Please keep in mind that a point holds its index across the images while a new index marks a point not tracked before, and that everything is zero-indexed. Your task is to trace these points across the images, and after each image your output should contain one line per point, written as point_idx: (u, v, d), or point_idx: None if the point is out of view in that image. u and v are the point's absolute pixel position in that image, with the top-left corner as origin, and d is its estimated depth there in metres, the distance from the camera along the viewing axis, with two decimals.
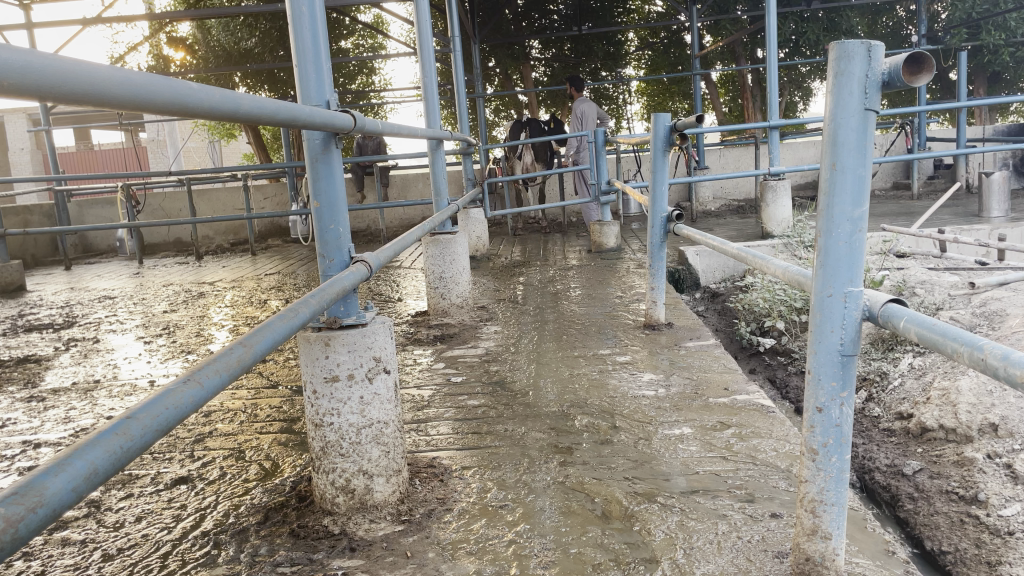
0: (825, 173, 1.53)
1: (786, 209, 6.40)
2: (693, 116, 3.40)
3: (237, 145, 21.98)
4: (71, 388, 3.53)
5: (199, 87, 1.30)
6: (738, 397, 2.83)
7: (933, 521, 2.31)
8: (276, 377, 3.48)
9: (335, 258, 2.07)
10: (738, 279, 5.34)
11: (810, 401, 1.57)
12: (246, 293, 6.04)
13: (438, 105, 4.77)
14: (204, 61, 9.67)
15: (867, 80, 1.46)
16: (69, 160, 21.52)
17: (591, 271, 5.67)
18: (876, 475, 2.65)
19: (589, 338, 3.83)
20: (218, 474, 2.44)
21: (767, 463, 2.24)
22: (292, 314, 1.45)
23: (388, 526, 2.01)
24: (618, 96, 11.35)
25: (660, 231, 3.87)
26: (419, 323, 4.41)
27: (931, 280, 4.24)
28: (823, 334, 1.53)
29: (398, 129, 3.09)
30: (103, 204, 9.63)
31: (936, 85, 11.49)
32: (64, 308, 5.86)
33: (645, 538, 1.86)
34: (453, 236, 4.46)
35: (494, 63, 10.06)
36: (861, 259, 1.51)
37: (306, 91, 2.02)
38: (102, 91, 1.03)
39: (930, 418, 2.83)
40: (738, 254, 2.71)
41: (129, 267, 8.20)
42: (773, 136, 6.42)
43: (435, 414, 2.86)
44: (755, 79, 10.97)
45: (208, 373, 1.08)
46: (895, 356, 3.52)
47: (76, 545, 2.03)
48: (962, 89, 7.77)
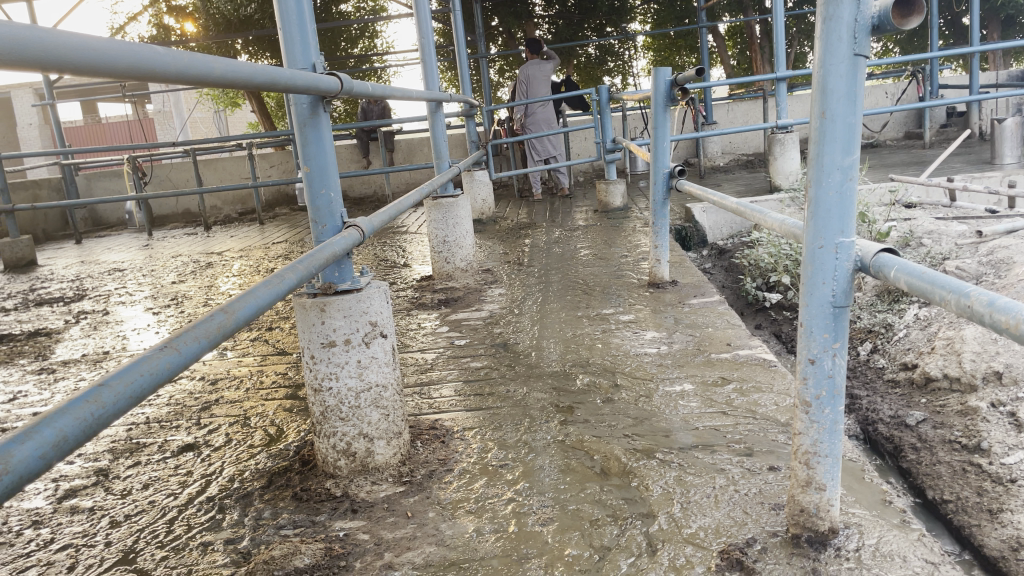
0: (814, 122, 1.50)
1: (794, 162, 6.32)
2: (693, 70, 3.35)
3: (243, 114, 21.93)
4: (81, 360, 3.58)
5: (165, 51, 1.21)
6: (741, 352, 2.82)
7: (935, 471, 2.30)
8: (282, 344, 3.50)
9: (328, 224, 2.06)
10: (745, 235, 5.30)
11: (802, 353, 1.57)
12: (254, 262, 6.06)
13: (436, 67, 4.72)
14: (205, 29, 9.48)
15: (856, 25, 1.42)
16: (77, 134, 21.55)
17: (597, 231, 5.65)
18: (880, 426, 2.64)
19: (594, 298, 3.82)
20: (223, 440, 2.47)
21: (767, 417, 2.24)
22: (277, 280, 1.45)
23: (390, 487, 2.03)
24: (624, 52, 11.15)
25: (663, 188, 3.84)
26: (424, 288, 4.41)
27: (939, 230, 4.19)
28: (814, 286, 1.52)
29: (395, 93, 3.06)
30: (111, 177, 9.65)
31: (949, 30, 11.26)
32: (76, 281, 5.90)
33: (643, 493, 1.88)
34: (456, 199, 4.44)
35: (497, 22, 9.90)
36: (852, 209, 1.48)
37: (292, 55, 2.01)
38: (58, 57, 0.94)
39: (935, 368, 2.82)
40: (738, 209, 2.69)
41: (138, 239, 8.24)
42: (780, 87, 6.31)
43: (439, 376, 2.88)
44: (763, 30, 10.78)
45: (187, 340, 1.09)
46: (900, 307, 3.49)
47: (85, 513, 2.07)
48: (974, 34, 7.58)
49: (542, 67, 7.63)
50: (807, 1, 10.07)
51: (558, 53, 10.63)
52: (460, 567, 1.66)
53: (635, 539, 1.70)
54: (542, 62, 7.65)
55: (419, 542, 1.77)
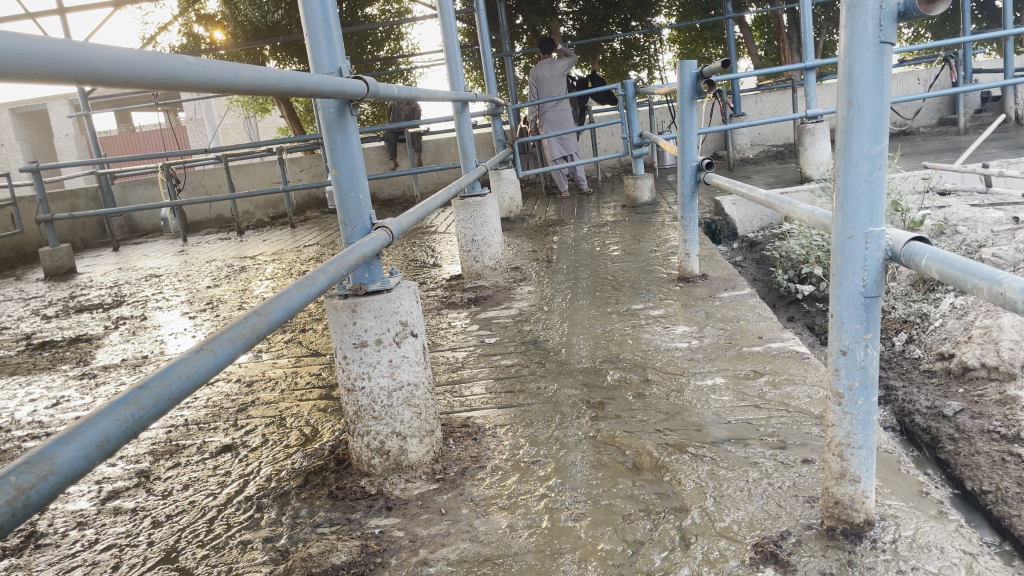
0: (841, 112, 1.49)
1: (825, 152, 6.25)
2: (719, 62, 3.33)
3: (273, 119, 22.23)
4: (121, 364, 3.66)
5: (196, 61, 1.24)
6: (773, 344, 2.81)
7: (974, 462, 2.27)
8: (315, 345, 3.55)
9: (357, 225, 2.09)
10: (776, 227, 5.26)
11: (833, 345, 1.56)
12: (286, 265, 6.13)
13: (461, 66, 4.73)
14: (233, 36, 9.62)
15: (881, 12, 1.40)
16: (113, 143, 22.01)
17: (626, 226, 5.63)
18: (917, 417, 2.61)
19: (623, 294, 3.82)
20: (260, 441, 2.51)
21: (800, 410, 2.23)
22: (308, 283, 1.47)
23: (423, 485, 2.05)
24: (650, 46, 11.09)
25: (691, 181, 3.82)
26: (454, 286, 4.43)
27: (975, 217, 4.11)
28: (844, 277, 1.50)
29: (421, 94, 3.08)
30: (145, 185, 9.83)
31: (982, 14, 11.04)
32: (114, 287, 6.03)
33: (676, 488, 1.88)
34: (483, 198, 4.46)
35: (521, 20, 9.90)
36: (881, 198, 1.47)
37: (319, 59, 2.03)
38: (92, 70, 0.98)
39: (972, 357, 2.77)
40: (767, 201, 2.66)
41: (173, 245, 8.38)
42: (810, 77, 6.22)
43: (470, 374, 2.90)
44: (790, 19, 10.66)
45: (222, 341, 1.12)
46: (936, 296, 3.44)
47: (128, 514, 2.12)
48: (1009, 17, 7.43)
49: (554, 66, 7.70)
50: None
51: (583, 49, 10.62)
52: (494, 562, 1.67)
53: (669, 532, 1.70)
54: (553, 61, 7.71)
55: (453, 538, 1.78)
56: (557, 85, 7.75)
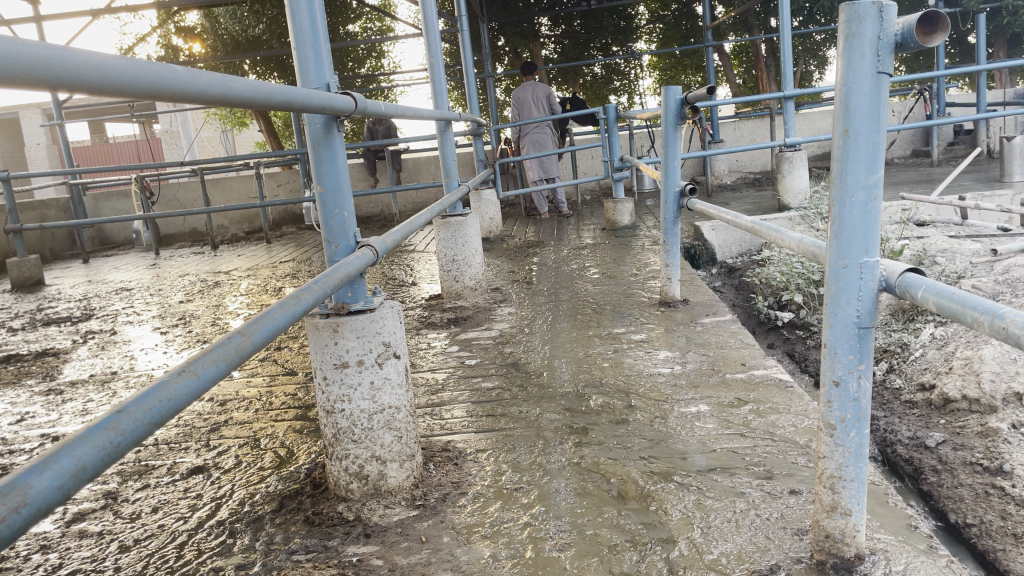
0: (837, 140, 1.48)
1: (802, 180, 6.30)
2: (704, 89, 3.33)
3: (249, 134, 22.15)
4: (88, 380, 3.56)
5: (184, 70, 1.20)
6: (756, 372, 2.79)
7: (957, 494, 2.26)
8: (291, 364, 3.48)
9: (341, 243, 2.04)
10: (755, 253, 5.29)
11: (827, 375, 1.53)
12: (262, 281, 6.05)
13: (445, 85, 4.71)
14: (212, 49, 9.58)
15: (879, 42, 1.40)
16: (85, 154, 21.75)
17: (607, 249, 5.63)
18: (899, 447, 2.61)
19: (605, 317, 3.80)
20: (233, 463, 2.44)
21: (786, 439, 2.21)
22: (293, 302, 1.42)
23: (403, 511, 2.00)
24: (630, 71, 11.21)
25: (673, 207, 3.82)
26: (433, 307, 4.39)
27: (953, 249, 4.16)
28: (838, 306, 1.49)
29: (405, 112, 3.04)
30: (118, 197, 9.68)
31: (955, 49, 11.32)
32: (83, 300, 5.90)
33: (662, 518, 1.84)
34: (465, 218, 4.42)
35: (503, 42, 9.96)
36: (876, 229, 1.46)
37: (306, 74, 2.00)
38: (78, 76, 0.94)
39: (953, 389, 2.78)
40: (752, 228, 2.64)
41: (146, 258, 8.25)
42: (788, 105, 6.26)
43: (450, 397, 2.85)
44: (768, 48, 10.83)
45: (205, 363, 1.07)
46: (916, 326, 3.46)
47: (93, 537, 2.04)
48: (982, 52, 7.58)
49: (536, 89, 7.73)
50: (812, 20, 10.12)
51: (564, 72, 10.71)
52: None
53: (656, 564, 1.66)
54: (536, 84, 7.76)
55: (434, 568, 1.73)
56: (537, 109, 7.77)
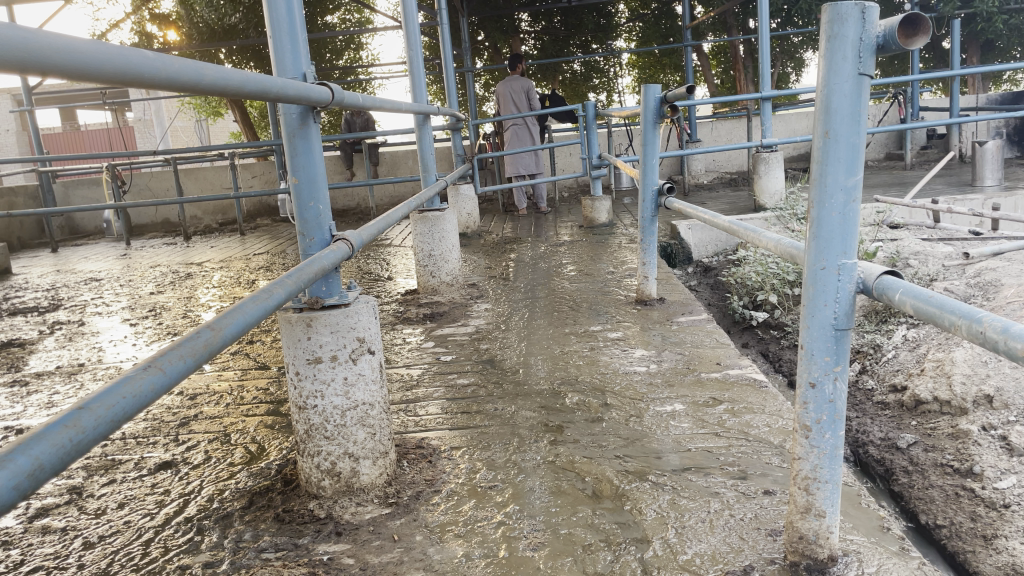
0: (817, 141, 1.47)
1: (778, 181, 6.34)
2: (683, 87, 3.32)
3: (224, 123, 21.91)
4: (55, 372, 3.48)
5: (156, 55, 1.16)
6: (731, 371, 2.79)
7: (927, 495, 2.29)
8: (264, 358, 3.43)
9: (316, 237, 2.01)
10: (731, 253, 5.31)
11: (803, 376, 1.53)
12: (235, 273, 5.97)
13: (424, 79, 4.67)
14: (188, 38, 9.41)
15: (861, 44, 1.40)
16: (56, 141, 21.39)
17: (584, 247, 5.63)
18: (871, 448, 2.63)
19: (581, 314, 3.79)
20: (202, 458, 2.40)
21: (760, 439, 2.21)
22: (265, 296, 1.39)
23: (375, 509, 1.97)
24: (609, 69, 11.23)
25: (651, 205, 3.82)
26: (408, 302, 4.35)
27: (925, 251, 4.21)
28: (816, 308, 1.49)
29: (383, 104, 3.00)
30: (89, 185, 9.52)
31: (929, 54, 11.46)
32: (50, 290, 5.79)
33: (637, 518, 1.83)
34: (442, 213, 4.38)
35: (482, 37, 9.91)
36: (855, 231, 1.46)
37: (282, 63, 1.96)
38: (44, 60, 0.89)
39: (925, 390, 2.81)
40: (729, 227, 2.63)
41: (116, 248, 8.11)
42: (766, 106, 6.30)
43: (424, 393, 2.82)
44: (747, 49, 10.89)
45: (172, 359, 1.03)
46: (889, 327, 3.48)
47: (57, 533, 1.99)
48: (956, 58, 7.67)
49: (520, 83, 7.67)
50: (789, 22, 10.20)
51: (544, 69, 10.70)
52: None
53: (630, 565, 1.65)
54: (515, 78, 7.71)
55: (406, 567, 1.71)
56: (519, 104, 7.73)
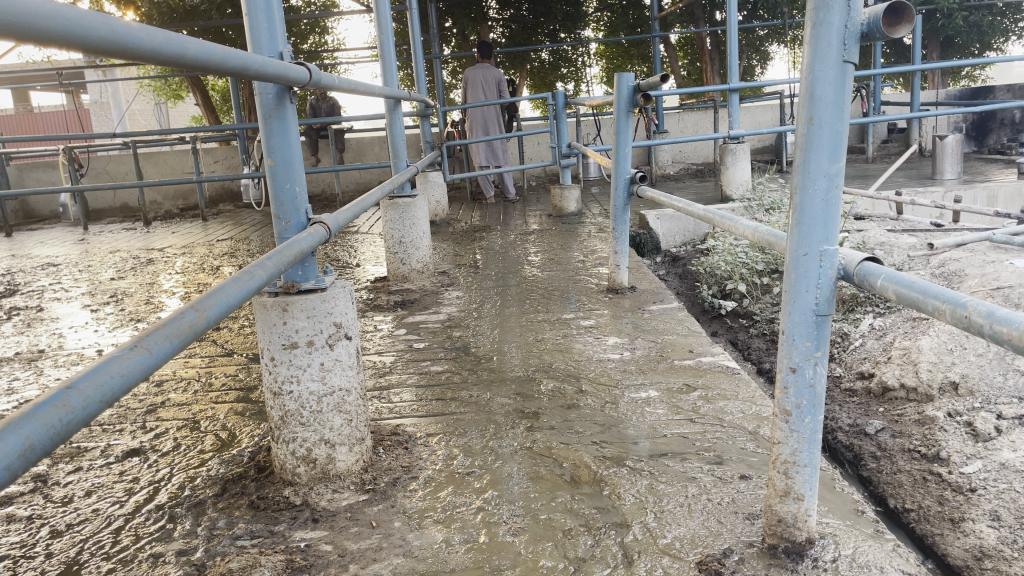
0: (801, 128, 1.47)
1: (744, 172, 6.40)
2: (658, 77, 3.32)
3: (185, 107, 21.51)
4: (14, 358, 3.38)
5: (138, 27, 1.14)
6: (703, 359, 2.82)
7: (896, 480, 2.35)
8: (231, 345, 3.37)
9: (292, 220, 1.97)
10: (699, 242, 5.36)
11: (783, 362, 1.54)
12: (198, 259, 5.86)
13: (395, 64, 4.62)
14: (147, 18, 9.01)
15: (846, 31, 1.40)
16: (8, 123, 20.80)
17: (553, 235, 5.63)
18: (840, 434, 2.67)
19: (553, 302, 3.79)
20: (172, 446, 2.35)
21: (734, 425, 2.23)
22: (246, 278, 1.36)
23: (352, 496, 1.95)
24: (577, 59, 11.23)
25: (624, 193, 3.83)
26: (379, 289, 4.31)
27: (890, 242, 4.28)
28: (797, 294, 1.50)
29: (355, 87, 2.96)
30: (44, 168, 9.25)
31: (890, 49, 11.69)
32: (6, 275, 5.63)
33: (615, 502, 1.84)
34: (413, 200, 4.35)
35: (450, 23, 9.83)
36: (837, 218, 1.47)
37: (258, 42, 1.91)
38: (28, 24, 0.87)
39: (892, 377, 2.87)
40: (704, 215, 2.65)
41: (73, 232, 7.92)
42: (733, 98, 6.34)
43: (398, 380, 2.80)
44: (713, 42, 10.97)
45: (157, 339, 1.01)
46: (855, 316, 3.54)
47: (22, 522, 1.93)
48: (918, 53, 7.79)
49: (488, 71, 7.64)
50: (755, 15, 10.29)
51: (512, 57, 10.68)
52: None
53: (610, 549, 1.66)
54: (488, 66, 7.68)
55: (386, 553, 1.69)
56: (485, 92, 7.70)
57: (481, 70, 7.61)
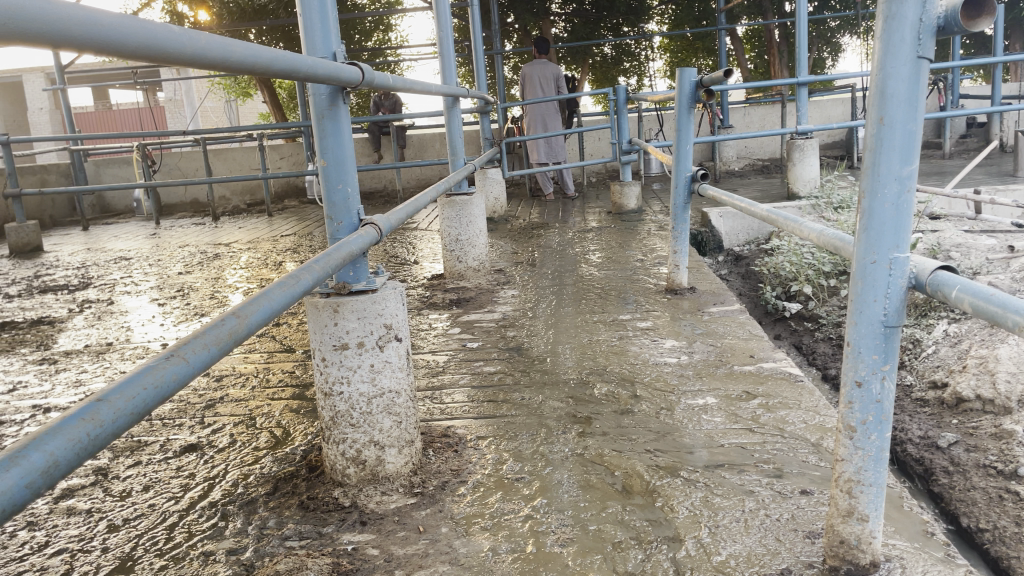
0: (871, 128, 1.39)
1: (812, 168, 6.19)
2: (721, 71, 3.22)
3: (254, 104, 22.08)
4: (84, 351, 3.50)
5: (179, 31, 1.12)
6: (765, 364, 2.72)
7: (969, 497, 2.22)
8: (289, 341, 3.41)
9: (344, 221, 1.97)
10: (763, 241, 5.21)
11: (848, 375, 1.46)
12: (262, 254, 5.96)
13: (454, 61, 4.59)
14: (218, 17, 9.20)
15: (921, 25, 1.31)
16: (88, 120, 21.62)
17: (612, 233, 5.55)
18: (909, 446, 2.55)
19: (609, 303, 3.72)
20: (227, 442, 2.38)
21: (796, 436, 2.15)
22: (292, 282, 1.34)
23: (400, 498, 1.94)
24: (640, 53, 11.08)
25: (684, 191, 3.73)
26: (435, 287, 4.31)
27: (968, 243, 4.08)
28: (864, 304, 1.41)
29: (412, 86, 2.95)
30: (119, 164, 9.57)
31: (970, 40, 11.23)
32: (80, 269, 5.82)
33: (668, 515, 1.78)
34: (470, 197, 4.34)
35: (513, 19, 9.80)
36: (908, 224, 1.38)
37: (312, 44, 1.91)
38: (58, 31, 0.86)
39: (967, 388, 2.73)
40: (767, 217, 2.55)
41: (146, 227, 8.17)
42: (802, 92, 6.11)
43: (450, 380, 2.79)
44: (782, 34, 10.70)
45: (195, 347, 1.00)
46: (929, 322, 3.38)
47: (81, 515, 1.98)
48: (1000, 43, 7.37)
49: (546, 68, 7.58)
50: (826, 6, 9.98)
51: (574, 51, 10.61)
52: None
53: (662, 564, 1.61)
54: (546, 63, 7.62)
55: (432, 560, 1.67)
56: (544, 89, 7.63)
57: (539, 67, 7.56)
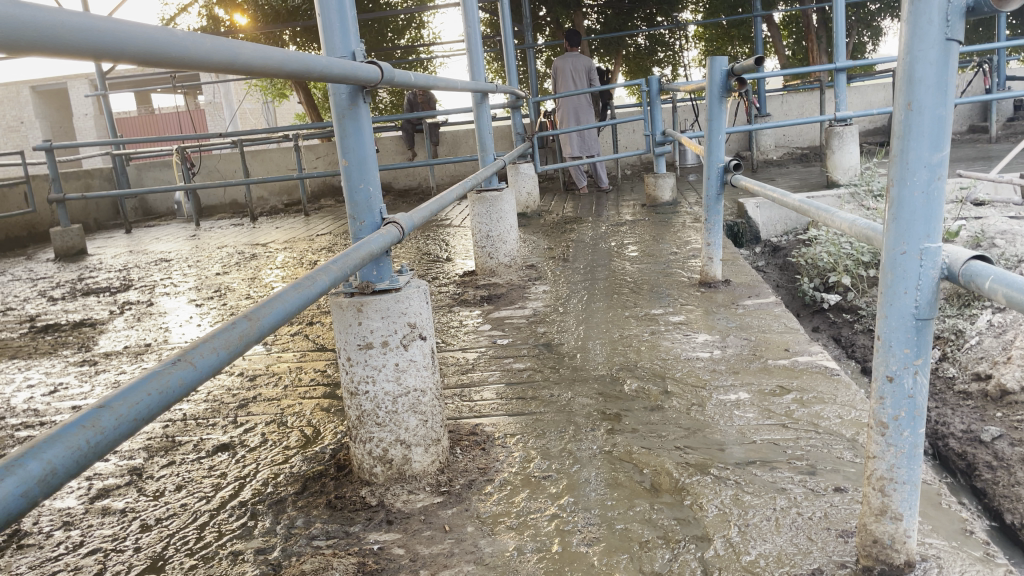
0: (898, 114, 1.34)
1: (853, 156, 6.04)
2: (751, 59, 3.15)
3: (292, 104, 22.34)
4: (123, 352, 3.57)
5: (186, 34, 1.11)
6: (800, 358, 2.66)
7: (1014, 493, 2.14)
8: (322, 340, 3.43)
9: (366, 220, 1.97)
10: (801, 232, 5.11)
11: (879, 370, 1.42)
12: (297, 253, 6.03)
13: (482, 56, 4.57)
14: (253, 20, 9.33)
15: (950, 6, 1.25)
16: (131, 125, 22.07)
17: (646, 226, 5.49)
18: (952, 441, 2.47)
19: (642, 297, 3.68)
20: (259, 441, 2.41)
21: (830, 432, 2.09)
22: (309, 282, 1.35)
23: (427, 497, 1.94)
24: (675, 43, 10.95)
25: (717, 182, 3.66)
26: (466, 283, 4.31)
27: (1014, 230, 3.95)
28: (895, 296, 1.37)
29: (438, 82, 2.95)
30: (160, 167, 9.75)
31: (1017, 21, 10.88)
32: (122, 271, 5.94)
33: (697, 513, 1.75)
34: (500, 193, 4.31)
35: (544, 12, 9.76)
36: (940, 212, 1.33)
37: (331, 43, 1.91)
38: (54, 37, 0.83)
39: (1012, 379, 2.65)
40: (800, 207, 2.49)
41: (186, 229, 8.31)
42: (841, 78, 5.96)
43: (480, 378, 2.78)
44: (820, 19, 10.49)
45: (203, 351, 1.01)
46: (972, 312, 3.27)
47: (116, 515, 2.01)
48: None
49: (578, 61, 7.52)
50: None
51: (607, 43, 10.52)
52: None
53: (689, 564, 1.58)
54: (577, 55, 7.55)
55: (457, 560, 1.66)
56: (576, 81, 7.57)
57: (570, 60, 7.49)
